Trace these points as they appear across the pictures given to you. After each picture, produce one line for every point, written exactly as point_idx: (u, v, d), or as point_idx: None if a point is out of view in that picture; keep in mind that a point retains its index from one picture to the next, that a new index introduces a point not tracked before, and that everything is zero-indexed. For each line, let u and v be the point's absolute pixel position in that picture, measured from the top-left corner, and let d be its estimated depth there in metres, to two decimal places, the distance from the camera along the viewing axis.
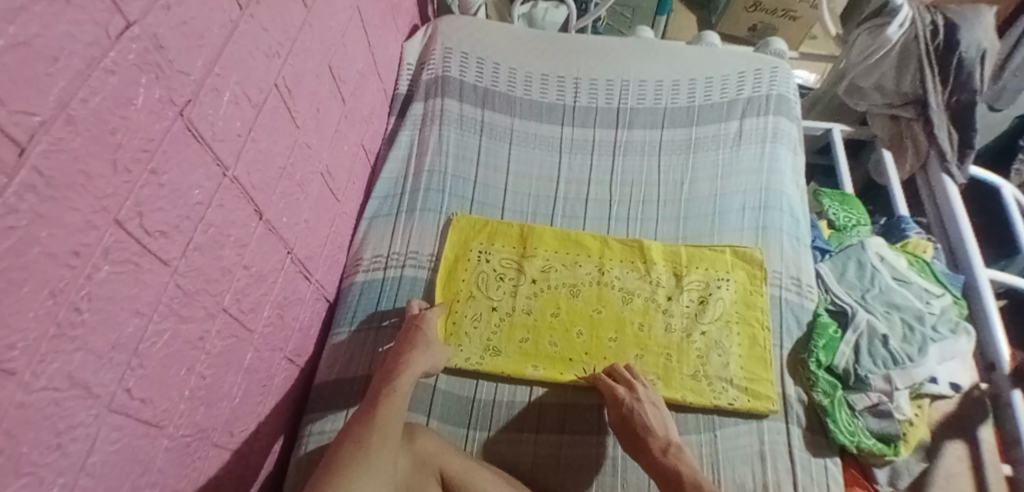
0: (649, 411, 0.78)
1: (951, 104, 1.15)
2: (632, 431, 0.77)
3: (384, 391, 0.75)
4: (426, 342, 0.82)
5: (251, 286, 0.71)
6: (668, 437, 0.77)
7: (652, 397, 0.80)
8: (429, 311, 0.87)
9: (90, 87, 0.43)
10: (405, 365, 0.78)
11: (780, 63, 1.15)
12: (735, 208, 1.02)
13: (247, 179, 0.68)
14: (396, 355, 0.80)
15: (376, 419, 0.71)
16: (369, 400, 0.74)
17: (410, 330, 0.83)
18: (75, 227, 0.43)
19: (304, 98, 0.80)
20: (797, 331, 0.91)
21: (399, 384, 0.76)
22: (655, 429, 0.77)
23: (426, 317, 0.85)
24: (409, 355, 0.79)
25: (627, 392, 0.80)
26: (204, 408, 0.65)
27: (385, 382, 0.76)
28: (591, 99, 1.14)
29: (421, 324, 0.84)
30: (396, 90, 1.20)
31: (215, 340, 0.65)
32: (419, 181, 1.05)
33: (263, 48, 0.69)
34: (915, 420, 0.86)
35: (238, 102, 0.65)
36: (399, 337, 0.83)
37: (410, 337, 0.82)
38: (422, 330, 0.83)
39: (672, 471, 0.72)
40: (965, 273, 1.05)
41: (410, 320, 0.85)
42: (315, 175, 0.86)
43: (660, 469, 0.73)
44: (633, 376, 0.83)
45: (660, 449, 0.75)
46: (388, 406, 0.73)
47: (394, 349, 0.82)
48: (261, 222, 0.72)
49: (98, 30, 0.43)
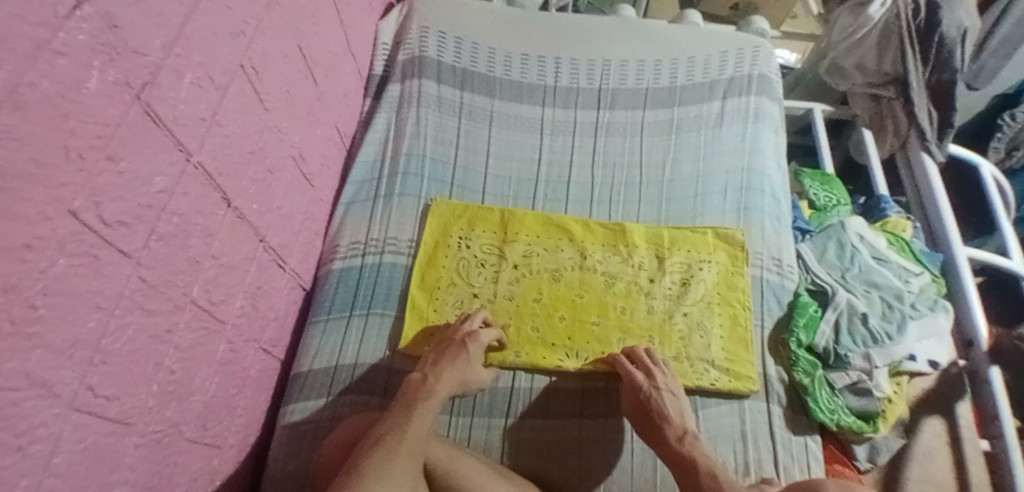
0: (667, 401, 0.77)
1: (932, 82, 1.14)
2: (649, 418, 0.77)
3: (416, 401, 0.72)
4: (468, 363, 0.78)
5: (222, 276, 0.69)
6: (684, 425, 0.76)
7: (671, 385, 0.79)
8: (482, 330, 0.82)
9: (41, 70, 0.40)
10: (439, 383, 0.75)
11: (763, 43, 1.14)
12: (717, 190, 1.01)
13: (214, 166, 0.65)
14: (434, 366, 0.78)
15: (407, 429, 0.67)
16: (402, 407, 0.71)
17: (450, 346, 0.80)
18: (29, 219, 0.41)
19: (273, 80, 0.77)
20: (778, 311, 0.91)
21: (434, 394, 0.73)
22: (672, 417, 0.76)
23: (479, 336, 0.81)
24: (446, 372, 0.76)
25: (647, 380, 0.78)
26: (176, 403, 0.63)
27: (419, 392, 0.73)
28: (573, 80, 1.12)
29: (469, 342, 0.80)
30: (371, 71, 1.17)
31: (184, 333, 0.63)
32: (397, 166, 1.03)
33: (227, 27, 0.66)
34: (894, 397, 0.87)
35: (201, 84, 0.62)
36: (438, 349, 0.80)
37: (452, 353, 0.78)
38: (467, 348, 0.79)
39: (688, 461, 0.72)
40: (943, 253, 1.06)
41: (451, 333, 0.82)
42: (287, 160, 0.83)
43: (675, 459, 0.73)
44: (652, 362, 0.81)
45: (676, 438, 0.75)
46: (420, 421, 0.69)
47: (432, 358, 0.79)
48: (230, 210, 0.70)
49: (46, 9, 0.40)
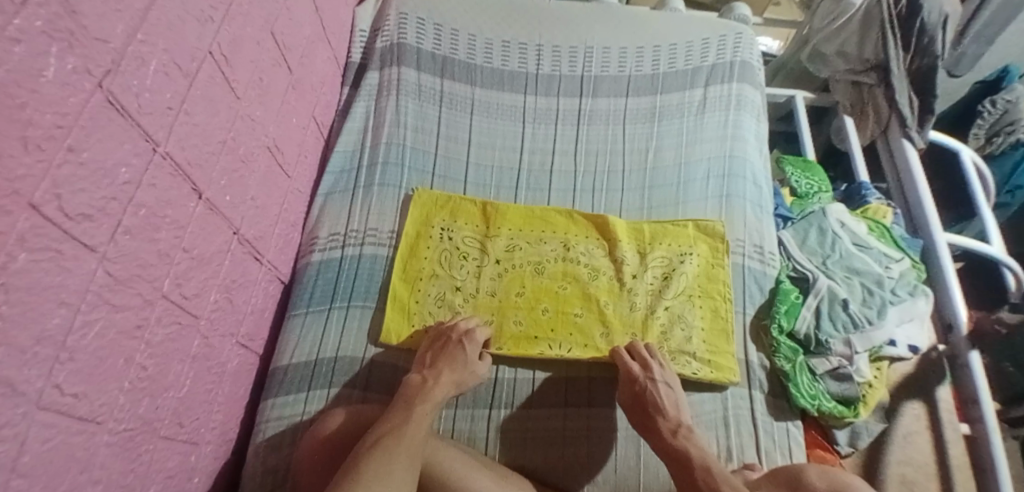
0: (662, 392, 0.77)
1: (912, 69, 1.15)
2: (644, 410, 0.76)
3: (415, 403, 0.70)
4: (465, 364, 0.77)
5: (195, 270, 0.68)
6: (679, 418, 0.76)
7: (667, 377, 0.79)
8: (477, 330, 0.82)
9: None
10: (438, 384, 0.74)
11: (745, 29, 1.13)
12: (699, 177, 1.01)
13: (183, 156, 0.64)
14: (432, 367, 0.77)
15: (407, 430, 0.66)
16: (401, 407, 0.70)
17: (447, 346, 0.79)
18: None
19: (244, 67, 0.75)
20: (759, 298, 0.92)
21: (433, 395, 0.72)
22: (667, 409, 0.76)
23: (474, 336, 0.81)
24: (444, 374, 0.75)
25: (642, 371, 0.78)
26: (148, 400, 0.62)
27: (417, 392, 0.72)
28: (554, 67, 1.11)
29: (465, 342, 0.79)
30: (348, 59, 1.16)
31: (155, 328, 0.62)
32: (377, 155, 1.01)
33: (193, 11, 0.63)
34: (875, 381, 0.88)
35: (167, 72, 0.60)
36: (433, 348, 0.79)
37: (450, 353, 0.77)
38: (463, 349, 0.78)
39: (682, 453, 0.71)
40: (923, 238, 1.07)
41: (446, 331, 0.81)
42: (261, 149, 0.82)
43: (669, 450, 0.72)
44: (649, 354, 0.82)
45: (670, 431, 0.74)
46: (420, 422, 0.68)
47: (428, 358, 0.78)
48: (202, 202, 0.68)
49: None
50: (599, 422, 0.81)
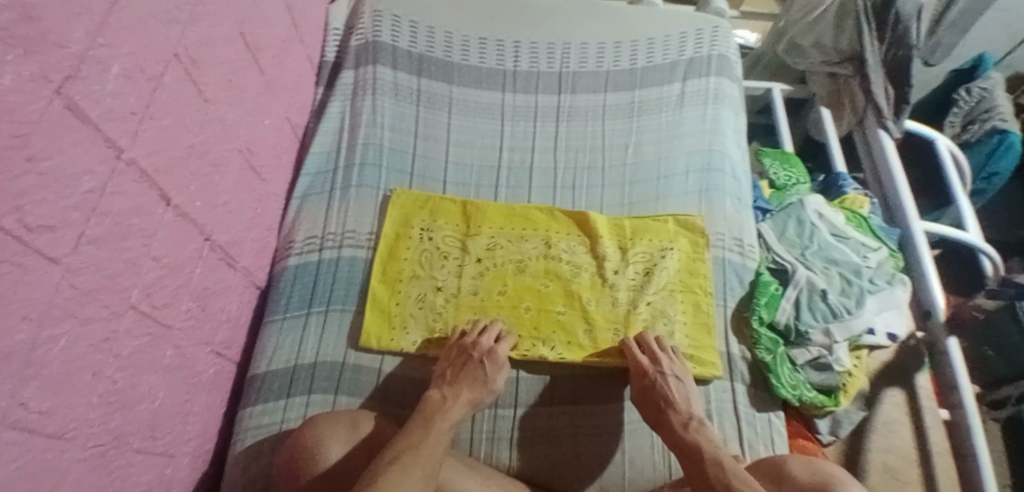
0: (672, 385, 0.77)
1: (888, 59, 1.14)
2: (654, 403, 0.76)
3: (434, 420, 0.69)
4: (485, 383, 0.76)
5: (165, 278, 0.66)
6: (690, 412, 0.75)
7: (678, 372, 0.78)
8: (500, 346, 0.80)
9: None
10: (456, 403, 0.73)
11: (722, 22, 1.14)
12: (679, 171, 1.01)
13: (148, 162, 0.62)
14: (451, 384, 0.75)
15: (424, 450, 0.64)
16: (419, 424, 0.68)
17: (468, 364, 0.77)
18: None
19: (213, 69, 0.74)
20: (740, 290, 0.92)
21: (451, 415, 0.71)
22: (678, 404, 0.75)
23: (497, 355, 0.79)
24: (463, 394, 0.74)
25: (652, 365, 0.78)
26: (120, 414, 0.61)
27: (436, 410, 0.71)
28: (532, 64, 1.10)
29: (487, 362, 0.77)
30: (323, 58, 1.14)
31: (124, 340, 0.60)
32: (354, 156, 1.00)
33: (157, 13, 0.62)
34: (855, 370, 0.89)
35: (130, 76, 0.58)
36: (455, 363, 0.78)
37: (471, 373, 0.76)
38: (485, 368, 0.77)
39: (692, 446, 0.70)
40: (901, 227, 1.09)
41: (469, 347, 0.79)
42: (232, 152, 0.80)
43: (678, 443, 0.71)
44: (659, 349, 0.81)
45: (681, 424, 0.73)
46: (437, 442, 0.66)
47: (449, 373, 0.77)
48: (170, 208, 0.66)
49: None
50: (582, 420, 0.81)
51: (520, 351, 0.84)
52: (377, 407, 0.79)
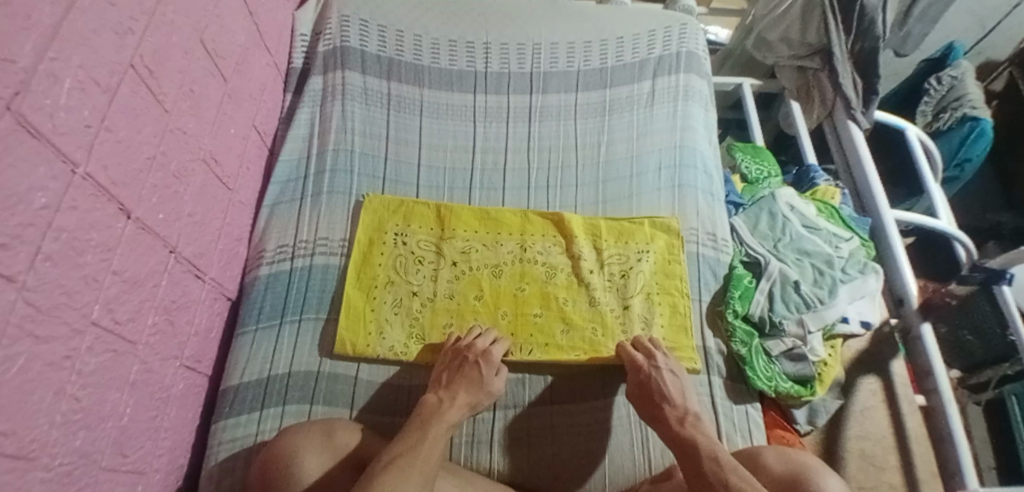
0: (668, 380, 0.77)
1: (855, 51, 1.15)
2: (650, 399, 0.76)
3: (430, 423, 0.69)
4: (482, 385, 0.76)
5: (127, 293, 0.65)
6: (686, 408, 0.74)
7: (673, 366, 0.79)
8: (495, 348, 0.80)
9: None
10: (453, 406, 0.72)
11: (689, 20, 1.15)
12: (652, 169, 1.01)
13: (105, 175, 0.60)
14: (448, 387, 0.75)
15: (422, 451, 0.64)
16: (415, 427, 0.68)
17: (464, 366, 0.77)
18: None
19: (171, 79, 0.72)
20: (714, 285, 0.93)
21: (448, 416, 0.71)
22: (673, 398, 0.75)
23: (492, 356, 0.79)
24: (460, 395, 0.74)
25: (646, 360, 0.79)
26: (85, 432, 0.59)
27: (433, 412, 0.71)
28: (503, 65, 1.10)
29: (482, 363, 0.78)
30: (290, 64, 1.13)
31: (86, 357, 0.59)
32: (324, 162, 0.99)
33: (111, 24, 0.60)
34: (829, 359, 0.91)
35: (84, 88, 0.56)
36: (451, 366, 0.78)
37: (467, 375, 0.76)
38: (480, 370, 0.77)
39: (688, 440, 0.69)
40: (872, 216, 1.11)
41: (464, 350, 0.79)
42: (196, 163, 0.79)
43: (675, 438, 0.70)
44: (654, 346, 0.82)
45: (677, 420, 0.72)
46: (435, 444, 0.66)
47: (445, 377, 0.77)
48: (131, 222, 0.65)
49: None
50: (560, 419, 0.82)
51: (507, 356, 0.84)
52: (356, 415, 0.79)
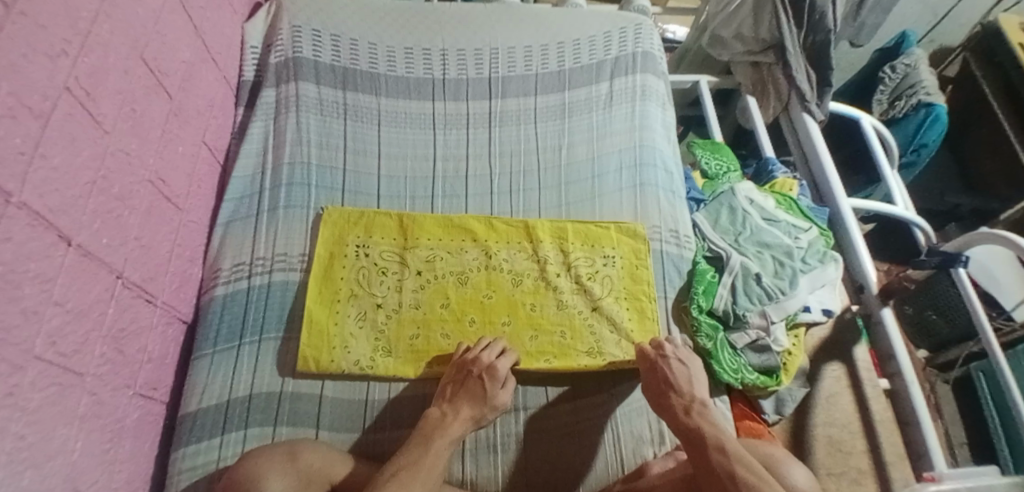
0: (675, 369, 0.77)
1: (808, 44, 1.17)
2: (659, 387, 0.77)
3: (433, 437, 0.70)
4: (487, 399, 0.76)
5: (72, 324, 0.62)
6: (693, 395, 0.75)
7: (682, 356, 0.79)
8: (501, 361, 0.79)
9: None
10: (455, 420, 0.73)
11: (644, 20, 1.17)
12: (613, 169, 1.02)
13: (41, 203, 0.57)
14: (451, 401, 0.75)
15: (423, 464, 0.66)
16: (418, 442, 0.69)
17: (468, 380, 0.76)
18: None
19: (110, 100, 0.70)
20: (678, 281, 0.94)
21: (451, 430, 0.71)
22: (681, 387, 0.76)
23: (498, 370, 0.78)
24: (462, 410, 0.74)
25: (654, 350, 0.80)
26: (34, 470, 0.56)
27: (436, 427, 0.72)
28: (461, 71, 1.10)
29: (487, 377, 0.77)
30: (241, 77, 1.11)
31: (30, 392, 0.56)
32: (280, 177, 0.97)
33: (43, 47, 0.58)
34: (793, 349, 0.93)
35: (15, 115, 0.54)
36: (457, 379, 0.78)
37: (469, 389, 0.76)
38: (485, 384, 0.76)
39: (694, 430, 0.70)
40: (829, 206, 1.13)
41: (469, 363, 0.78)
42: (142, 184, 0.76)
43: (682, 428, 0.72)
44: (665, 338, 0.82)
45: (684, 410, 0.74)
46: (438, 457, 0.68)
47: (449, 391, 0.77)
48: (72, 249, 0.63)
49: None
50: (543, 424, 0.81)
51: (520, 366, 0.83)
52: (321, 434, 0.77)
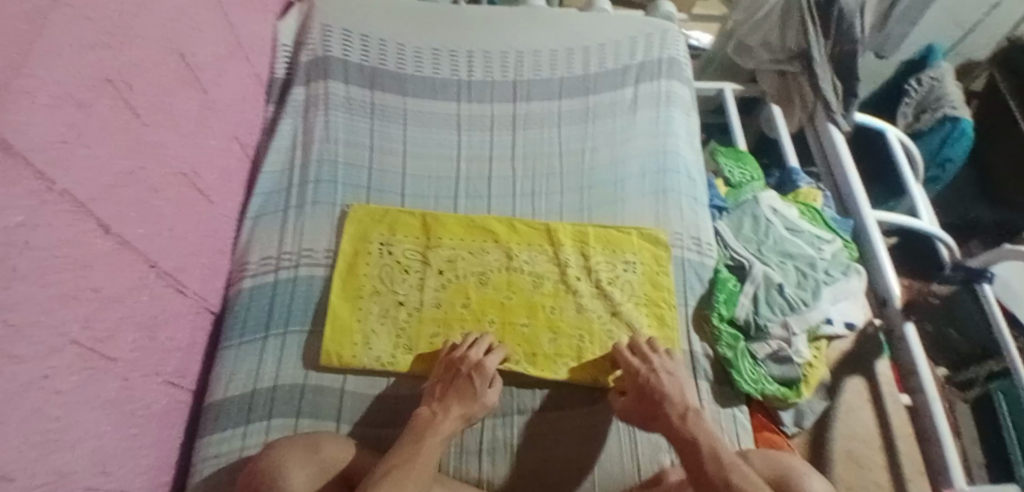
0: (664, 380, 0.77)
1: (835, 54, 1.16)
2: (650, 397, 0.75)
3: (424, 434, 0.69)
4: (476, 397, 0.75)
5: (106, 309, 0.64)
6: (686, 403, 0.74)
7: (669, 366, 0.79)
8: (489, 358, 0.79)
9: None
10: (446, 418, 0.72)
11: (670, 26, 1.18)
12: (635, 174, 1.02)
13: (81, 191, 0.59)
14: (441, 400, 0.75)
15: (417, 459, 0.65)
16: (410, 440, 0.68)
17: (457, 379, 0.76)
18: None
19: (148, 92, 0.72)
20: (700, 289, 0.94)
21: (444, 427, 0.71)
22: (672, 395, 0.75)
23: (486, 368, 0.78)
24: (451, 407, 0.73)
25: (642, 366, 0.79)
26: (64, 451, 0.58)
27: (427, 424, 0.71)
28: (486, 73, 1.11)
29: (476, 375, 0.77)
30: (272, 75, 1.13)
31: (64, 375, 0.57)
32: (308, 173, 0.98)
33: (88, 39, 0.60)
34: (814, 361, 0.90)
35: (59, 105, 0.55)
36: (445, 379, 0.77)
37: (458, 388, 0.75)
38: (474, 382, 0.76)
39: (688, 438, 0.69)
40: (854, 218, 1.12)
41: (457, 362, 0.78)
42: (175, 176, 0.78)
43: (677, 438, 0.70)
44: (652, 348, 0.81)
45: (678, 415, 0.72)
46: (429, 451, 0.67)
47: (438, 390, 0.76)
48: (109, 236, 0.64)
49: None
50: (558, 425, 0.81)
51: (538, 368, 0.84)
52: (342, 427, 0.78)
